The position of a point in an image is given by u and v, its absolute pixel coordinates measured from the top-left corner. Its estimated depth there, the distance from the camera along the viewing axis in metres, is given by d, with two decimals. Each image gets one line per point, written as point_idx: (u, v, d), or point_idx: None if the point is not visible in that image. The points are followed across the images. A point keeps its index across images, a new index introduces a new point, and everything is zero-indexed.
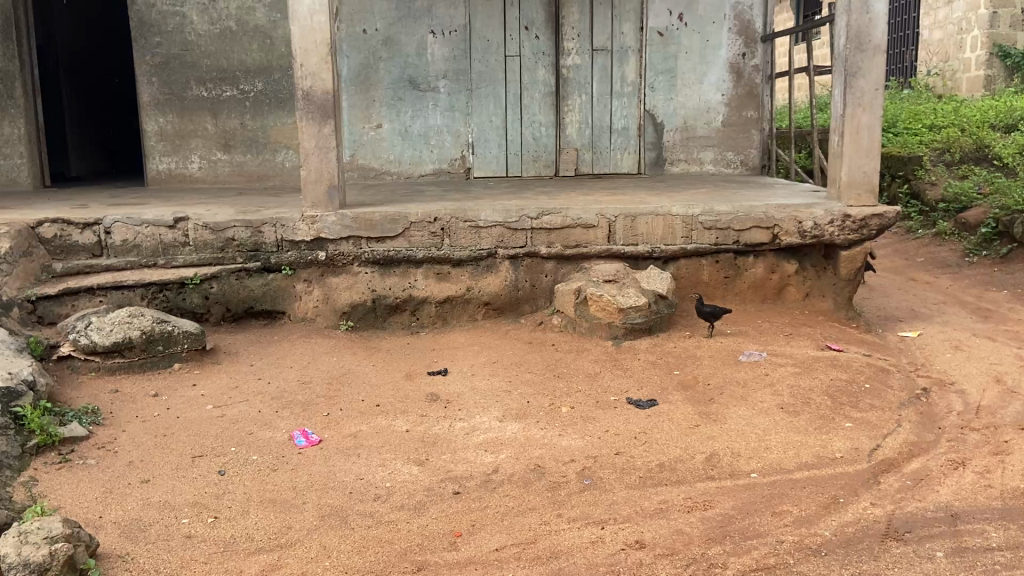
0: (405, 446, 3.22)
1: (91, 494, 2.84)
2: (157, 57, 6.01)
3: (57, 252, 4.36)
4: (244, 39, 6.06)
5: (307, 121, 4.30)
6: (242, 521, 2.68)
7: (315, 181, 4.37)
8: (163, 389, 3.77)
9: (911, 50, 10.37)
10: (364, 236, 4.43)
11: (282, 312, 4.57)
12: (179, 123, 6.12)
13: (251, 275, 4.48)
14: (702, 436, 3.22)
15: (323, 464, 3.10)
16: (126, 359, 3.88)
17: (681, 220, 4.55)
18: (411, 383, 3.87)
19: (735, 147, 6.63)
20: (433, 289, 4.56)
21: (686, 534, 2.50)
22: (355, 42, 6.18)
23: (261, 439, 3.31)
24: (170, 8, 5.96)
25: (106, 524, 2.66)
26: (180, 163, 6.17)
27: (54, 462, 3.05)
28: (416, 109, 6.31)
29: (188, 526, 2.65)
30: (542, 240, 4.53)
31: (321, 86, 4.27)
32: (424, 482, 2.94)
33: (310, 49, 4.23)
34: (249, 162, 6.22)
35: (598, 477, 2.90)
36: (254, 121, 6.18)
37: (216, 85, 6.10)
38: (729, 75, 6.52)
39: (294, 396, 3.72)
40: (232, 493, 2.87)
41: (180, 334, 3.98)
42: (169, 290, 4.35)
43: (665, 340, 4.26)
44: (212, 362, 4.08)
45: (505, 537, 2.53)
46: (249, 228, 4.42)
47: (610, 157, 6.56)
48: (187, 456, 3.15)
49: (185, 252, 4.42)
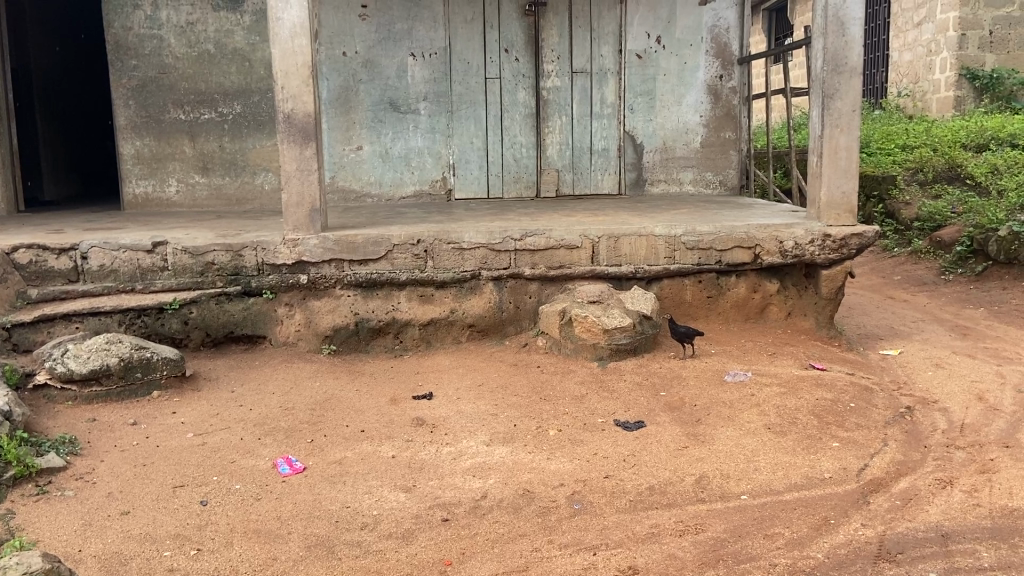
0: (392, 472, 3.18)
1: (70, 527, 2.77)
2: (134, 80, 5.96)
3: (32, 278, 4.28)
4: (222, 62, 6.03)
5: (289, 143, 4.28)
6: (228, 553, 2.62)
7: (297, 204, 4.34)
8: (142, 417, 3.70)
9: (882, 71, 10.60)
10: (347, 259, 4.40)
11: (263, 336, 4.51)
12: (155, 146, 6.06)
13: (231, 299, 4.42)
14: (691, 458, 3.21)
15: (309, 492, 3.05)
16: (103, 387, 3.80)
17: (663, 240, 4.57)
18: (396, 407, 3.83)
19: (714, 167, 6.69)
20: (416, 311, 4.53)
21: (679, 559, 2.48)
22: (335, 64, 6.15)
23: (245, 467, 3.25)
24: (147, 31, 5.92)
25: (86, 558, 2.59)
26: (157, 186, 6.11)
27: (31, 494, 2.98)
28: (397, 130, 6.30)
29: (171, 559, 2.59)
30: (526, 261, 4.53)
31: (303, 108, 4.25)
32: (412, 509, 2.90)
33: (291, 72, 4.22)
34: (228, 185, 6.17)
35: (588, 502, 2.88)
36: (233, 143, 6.13)
37: (194, 108, 6.06)
38: (707, 97, 6.60)
39: (277, 423, 3.67)
40: (216, 524, 2.81)
41: (160, 360, 3.93)
42: (148, 316, 4.28)
43: (651, 360, 4.27)
44: (192, 389, 4.01)
45: (497, 565, 2.50)
46: (229, 252, 4.37)
47: (591, 178, 6.60)
48: (168, 486, 3.09)
49: (163, 277, 4.35)
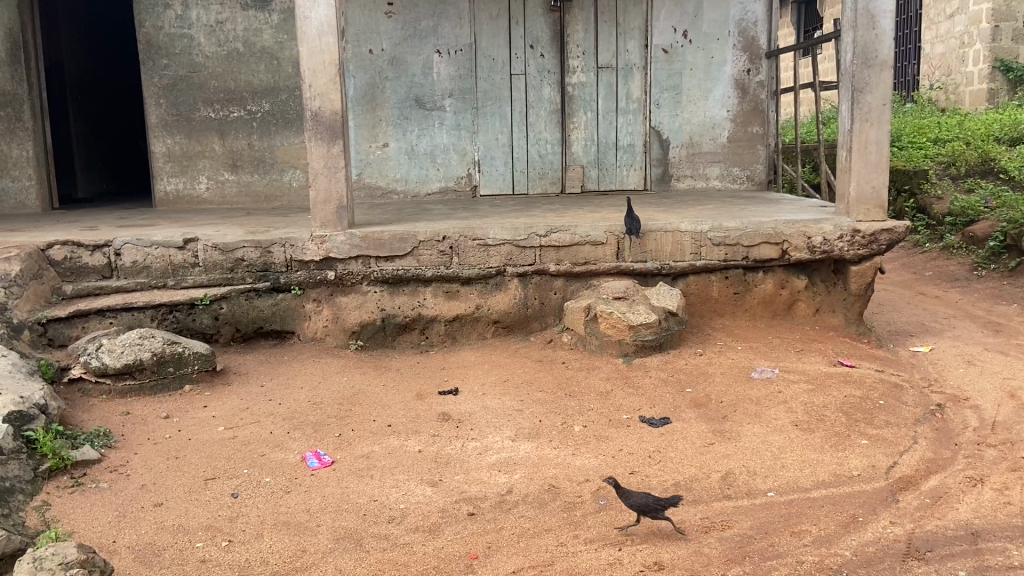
0: (418, 467, 3.21)
1: (104, 519, 2.83)
2: (165, 79, 6.05)
3: (67, 274, 4.37)
4: (251, 60, 6.10)
5: (316, 141, 4.32)
6: (258, 545, 2.66)
7: (323, 201, 4.38)
8: (174, 410, 3.76)
9: (913, 63, 10.45)
10: (373, 255, 4.44)
11: (292, 332, 4.57)
12: (186, 144, 6.15)
13: (260, 295, 4.48)
14: (717, 455, 3.20)
15: (337, 485, 3.09)
16: (136, 381, 3.87)
17: (689, 236, 4.55)
18: (423, 403, 3.85)
19: (741, 162, 6.64)
20: (442, 307, 4.55)
21: (705, 555, 2.48)
22: (361, 62, 6.20)
23: (275, 461, 3.29)
24: (177, 31, 6.01)
25: (120, 549, 2.64)
26: (188, 183, 6.20)
27: (66, 486, 3.05)
28: (423, 127, 6.33)
29: (203, 550, 2.64)
30: (551, 257, 4.53)
31: (329, 106, 4.29)
32: (438, 503, 2.92)
33: (319, 70, 4.26)
34: (257, 182, 6.25)
35: (613, 497, 2.89)
36: (262, 141, 6.20)
37: (223, 107, 6.13)
38: (734, 91, 6.55)
39: (306, 417, 3.72)
40: (247, 516, 2.85)
41: (191, 355, 3.99)
42: (179, 311, 4.35)
43: (676, 357, 4.25)
44: (222, 383, 4.07)
45: (523, 559, 2.52)
46: (258, 248, 4.42)
47: (616, 174, 6.58)
48: (200, 479, 3.14)
49: (194, 273, 4.42)
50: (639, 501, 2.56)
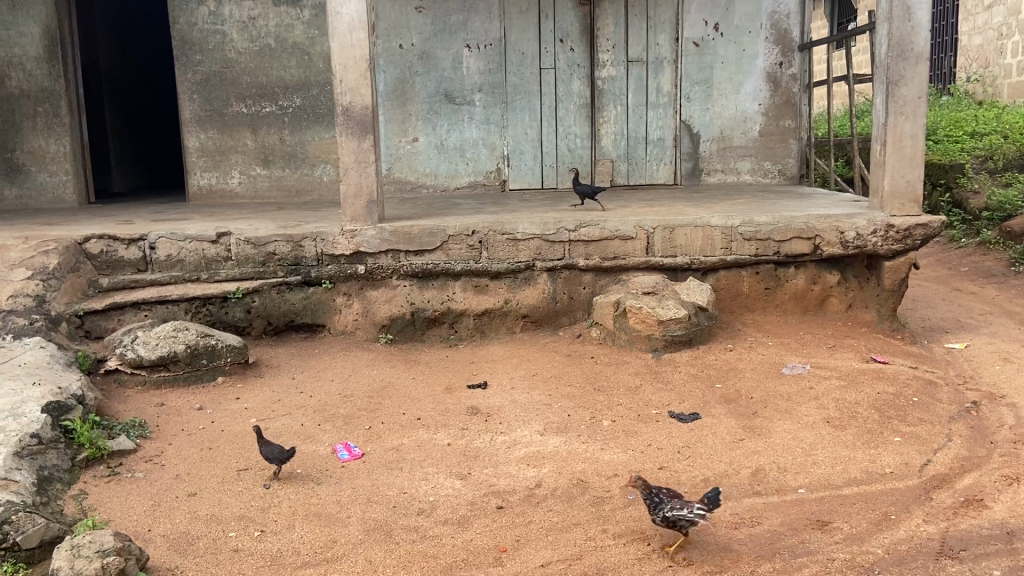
0: (447, 460, 3.23)
1: (140, 508, 2.89)
2: (199, 74, 6.12)
3: (103, 267, 4.45)
4: (283, 56, 6.15)
5: (347, 136, 4.35)
6: (290, 535, 2.70)
7: (354, 196, 4.41)
8: (207, 402, 3.82)
9: (950, 56, 10.26)
10: (403, 249, 4.46)
11: (323, 325, 4.61)
12: (219, 140, 6.23)
13: (292, 289, 4.53)
14: (747, 450, 3.19)
15: (367, 477, 3.12)
16: (171, 372, 3.94)
17: (720, 231, 4.51)
18: (452, 396, 3.87)
19: (773, 156, 6.58)
20: (471, 301, 4.57)
21: (734, 551, 2.47)
22: (391, 57, 6.23)
23: (306, 452, 3.33)
24: (211, 27, 6.08)
25: (155, 537, 2.69)
26: (221, 178, 6.27)
27: (103, 475, 3.11)
28: (452, 122, 6.34)
29: (236, 540, 2.68)
30: (580, 252, 4.52)
31: (360, 101, 4.31)
32: (467, 496, 2.94)
33: (350, 65, 4.29)
34: (288, 177, 6.31)
35: (642, 492, 2.88)
36: (293, 136, 6.26)
37: (256, 102, 6.20)
38: (766, 84, 6.48)
39: (337, 409, 3.76)
40: (278, 507, 2.90)
41: (224, 347, 4.05)
42: (213, 304, 4.41)
43: (706, 352, 4.23)
44: (254, 375, 4.13)
45: (551, 553, 2.53)
46: (290, 242, 4.47)
47: (646, 168, 6.55)
48: (232, 470, 3.19)
49: (227, 266, 4.48)
50: (268, 453, 3.02)
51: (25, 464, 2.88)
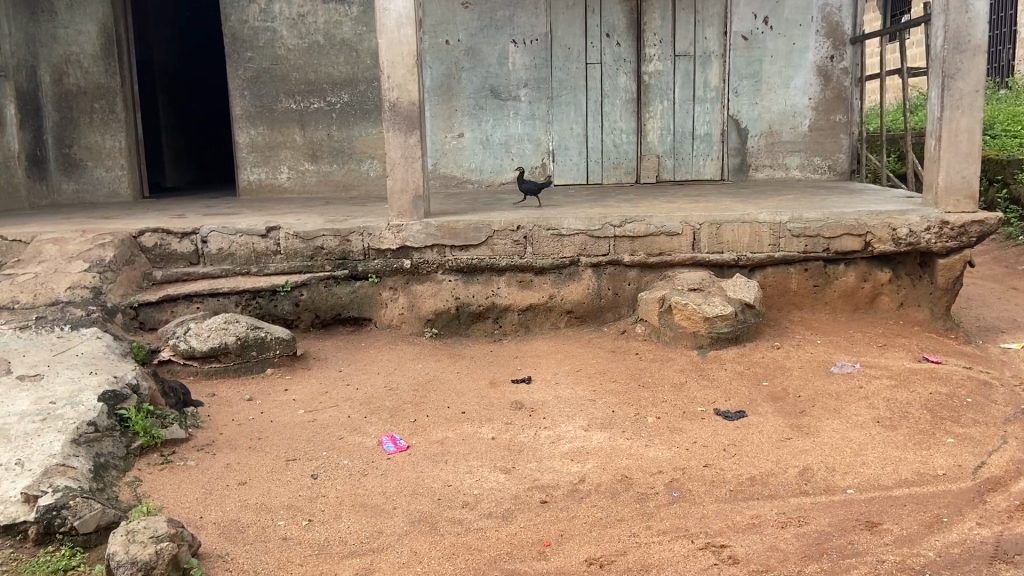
0: (491, 454, 3.25)
1: (192, 495, 2.96)
2: (249, 72, 6.24)
3: (157, 260, 4.58)
4: (331, 53, 6.24)
5: (393, 132, 4.40)
6: (337, 525, 2.75)
7: (400, 191, 4.46)
8: (257, 393, 3.91)
9: (1009, 48, 9.95)
10: (448, 244, 4.50)
11: (368, 319, 4.67)
12: (268, 135, 6.33)
13: (339, 283, 4.59)
14: (794, 450, 3.15)
15: (412, 469, 3.16)
16: (221, 364, 4.03)
17: (768, 227, 4.46)
18: (495, 391, 3.89)
19: (823, 152, 6.45)
20: (515, 296, 4.58)
21: (781, 551, 2.44)
22: (438, 53, 6.27)
23: (352, 444, 3.38)
24: (261, 24, 6.18)
25: (207, 524, 2.76)
26: (270, 173, 6.38)
27: (156, 463, 3.20)
28: (497, 118, 6.36)
29: (284, 528, 2.74)
30: (625, 248, 4.51)
31: (407, 97, 4.35)
32: (511, 490, 2.96)
33: (397, 61, 4.32)
34: (335, 172, 6.39)
35: (686, 490, 2.87)
36: (340, 132, 6.34)
37: (304, 98, 6.29)
38: (816, 78, 6.36)
39: (382, 402, 3.81)
40: (326, 497, 2.95)
41: (273, 339, 4.13)
42: (262, 297, 4.48)
43: (752, 350, 4.18)
44: (302, 367, 4.21)
45: (595, 548, 2.53)
46: (337, 237, 4.53)
47: (692, 164, 6.49)
48: (281, 460, 3.25)
49: (276, 260, 4.57)
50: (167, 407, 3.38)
51: (81, 451, 2.99)
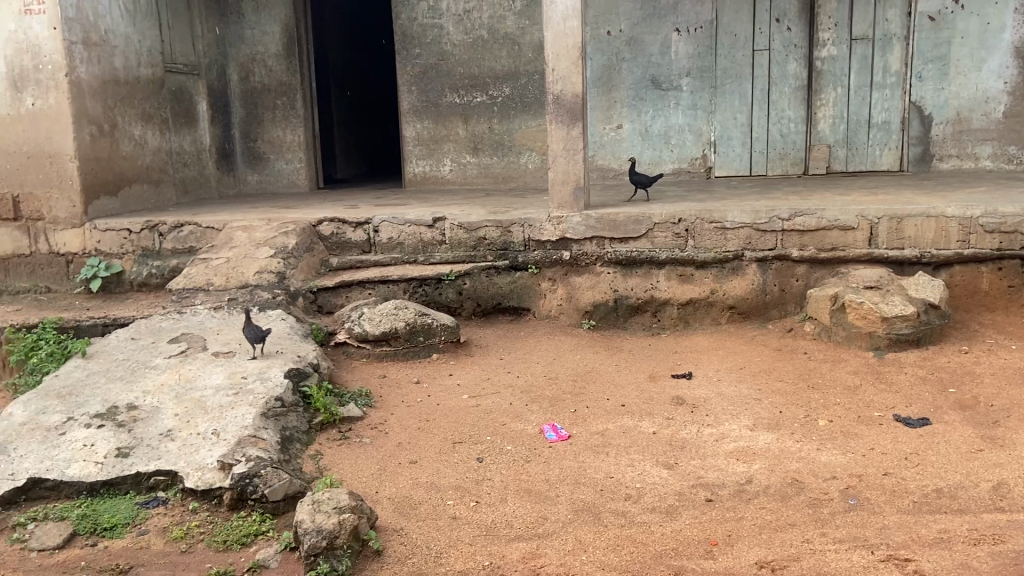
0: (653, 448, 3.23)
1: (368, 471, 3.13)
2: (417, 67, 6.48)
3: (333, 248, 4.87)
4: (494, 47, 6.37)
5: (557, 123, 4.44)
6: (503, 508, 2.83)
7: (562, 182, 4.50)
8: (424, 376, 4.07)
9: None
10: (609, 236, 4.51)
11: (528, 309, 4.74)
12: (433, 129, 6.55)
13: (500, 272, 4.69)
14: (987, 463, 2.92)
15: (574, 459, 3.19)
16: (391, 348, 4.23)
17: (956, 222, 4.16)
18: (656, 385, 3.86)
19: (1019, 140, 5.92)
20: (675, 290, 4.51)
21: (974, 570, 2.28)
22: (600, 44, 6.25)
23: (515, 430, 3.46)
24: (429, 21, 6.40)
25: (382, 499, 2.92)
26: (434, 165, 6.60)
27: (335, 438, 3.41)
28: (658, 108, 6.27)
29: (453, 508, 2.84)
30: (794, 242, 4.35)
31: (571, 89, 4.38)
32: (675, 486, 2.92)
33: (562, 54, 4.35)
34: (495, 164, 6.53)
35: (864, 498, 2.73)
36: (501, 124, 6.46)
37: (467, 92, 6.46)
38: (1014, 60, 5.84)
39: (543, 391, 3.86)
40: (492, 481, 3.03)
41: (438, 326, 4.29)
42: (428, 285, 4.65)
43: (935, 353, 3.91)
44: (465, 354, 4.34)
45: (765, 551, 2.46)
46: (499, 228, 4.64)
47: (867, 154, 6.12)
48: (448, 441, 3.38)
49: (442, 250, 4.74)
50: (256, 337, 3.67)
51: (269, 424, 3.24)
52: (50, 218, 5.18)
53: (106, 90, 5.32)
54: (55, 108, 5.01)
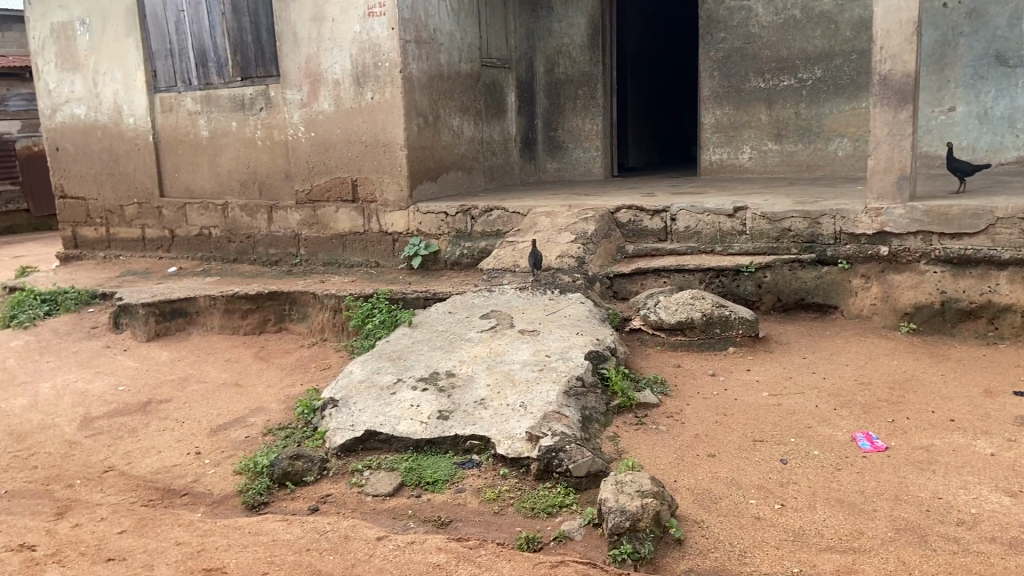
0: (992, 472, 2.85)
1: (666, 459, 3.12)
2: (721, 51, 6.31)
3: (630, 235, 4.92)
4: (807, 27, 6.01)
5: (882, 106, 4.08)
6: (812, 515, 2.66)
7: (884, 170, 4.13)
8: (721, 369, 3.96)
9: None
10: (938, 231, 4.11)
11: (835, 306, 4.43)
12: (734, 116, 6.34)
13: (805, 266, 4.42)
14: None
15: (893, 473, 2.91)
16: (687, 338, 4.17)
17: None
18: (993, 401, 3.41)
19: None
20: (1019, 295, 4.00)
21: None
22: (935, 18, 5.85)
23: (823, 435, 3.24)
24: (737, 3, 6.19)
25: (681, 489, 2.89)
26: (732, 153, 6.39)
27: (632, 423, 3.46)
28: (1002, 87, 5.73)
29: (757, 508, 2.73)
30: None
31: (902, 68, 3.98)
32: (1021, 518, 2.56)
33: (893, 30, 3.97)
34: (800, 152, 6.17)
35: None
36: (809, 109, 6.09)
37: (774, 76, 6.17)
38: None
39: (854, 396, 3.58)
40: (798, 484, 2.87)
41: (737, 319, 4.15)
42: (725, 276, 4.50)
43: None
44: (764, 350, 4.15)
45: None
46: (807, 219, 4.39)
47: None
48: (749, 439, 3.25)
49: (741, 240, 4.58)
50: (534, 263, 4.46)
51: (571, 402, 3.38)
52: (382, 201, 5.83)
53: (432, 84, 5.83)
54: (390, 102, 5.60)
